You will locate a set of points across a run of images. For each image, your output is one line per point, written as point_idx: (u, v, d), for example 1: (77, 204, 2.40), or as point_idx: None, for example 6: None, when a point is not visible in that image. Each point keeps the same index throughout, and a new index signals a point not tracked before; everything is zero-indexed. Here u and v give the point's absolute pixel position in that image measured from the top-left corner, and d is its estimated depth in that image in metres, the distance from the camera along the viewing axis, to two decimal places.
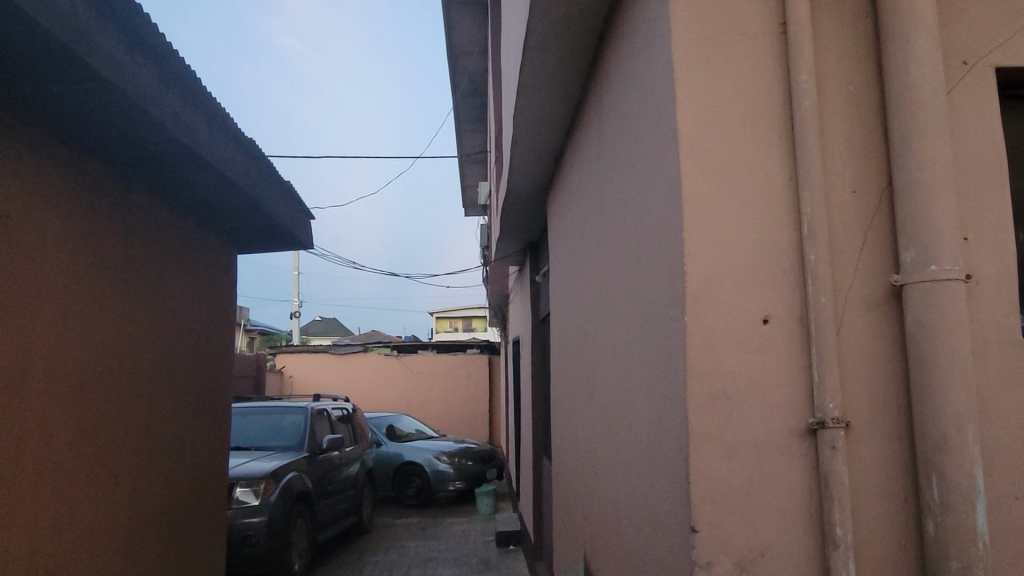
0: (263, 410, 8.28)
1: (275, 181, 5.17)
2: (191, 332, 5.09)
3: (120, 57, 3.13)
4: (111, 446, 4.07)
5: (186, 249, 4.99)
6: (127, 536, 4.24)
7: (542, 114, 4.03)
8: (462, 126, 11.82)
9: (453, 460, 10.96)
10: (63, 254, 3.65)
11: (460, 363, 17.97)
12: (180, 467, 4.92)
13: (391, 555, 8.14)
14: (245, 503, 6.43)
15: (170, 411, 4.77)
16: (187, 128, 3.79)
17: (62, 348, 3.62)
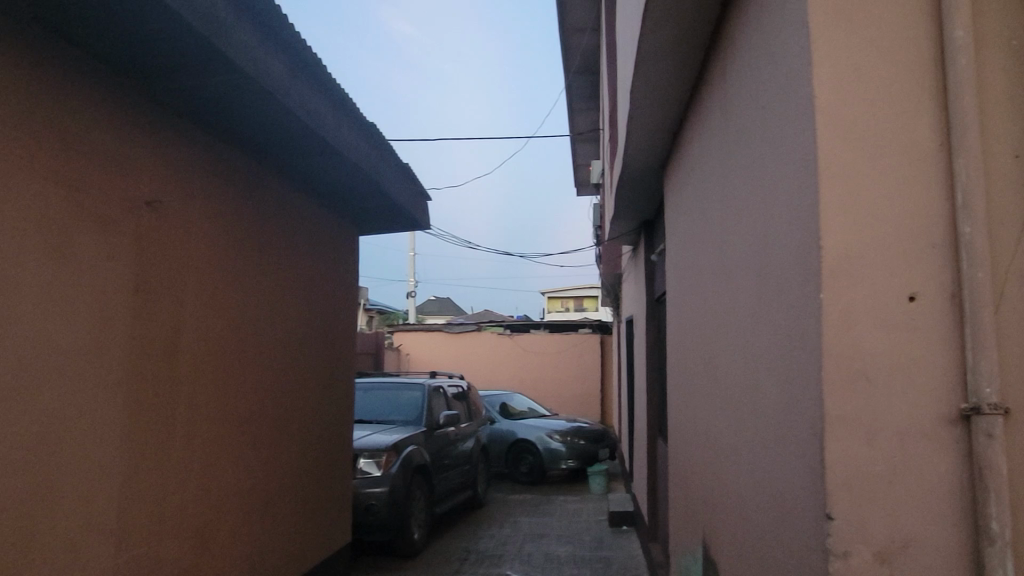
0: (384, 385, 8.63)
1: (395, 163, 5.32)
2: (320, 311, 5.36)
3: (255, 49, 3.30)
4: (251, 415, 4.38)
5: (315, 230, 5.25)
6: (265, 499, 4.56)
7: (662, 85, 3.90)
8: (573, 104, 11.73)
9: (566, 438, 11.02)
10: (208, 237, 3.92)
11: (572, 343, 17.97)
12: (311, 436, 5.22)
13: (505, 530, 8.31)
14: (369, 473, 6.75)
15: (302, 384, 5.07)
16: (314, 114, 3.96)
17: (206, 323, 3.91)
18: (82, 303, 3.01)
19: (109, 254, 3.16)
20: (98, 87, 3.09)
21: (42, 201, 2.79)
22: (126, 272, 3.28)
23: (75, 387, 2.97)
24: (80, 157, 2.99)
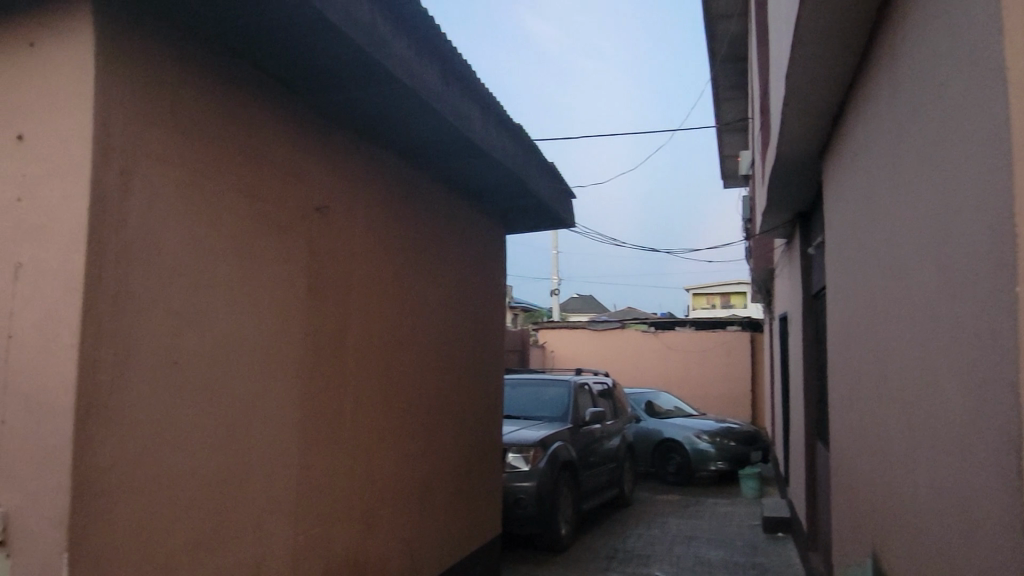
0: (530, 382, 8.78)
1: (540, 162, 5.40)
2: (471, 309, 5.54)
3: (410, 60, 3.47)
4: (409, 409, 4.61)
5: (465, 231, 5.43)
6: (423, 489, 4.79)
7: (821, 68, 3.69)
8: (719, 94, 11.34)
9: (715, 439, 10.70)
10: (370, 240, 4.17)
11: (719, 341, 17.40)
12: (463, 430, 5.41)
13: (653, 530, 8.20)
14: (517, 467, 6.90)
15: (455, 379, 5.27)
16: (465, 119, 4.10)
17: (369, 321, 4.16)
18: (263, 303, 3.30)
19: (285, 258, 3.45)
20: (274, 105, 3.38)
21: (229, 210, 3.10)
22: (299, 273, 3.56)
23: (257, 379, 3.26)
24: (259, 170, 3.28)
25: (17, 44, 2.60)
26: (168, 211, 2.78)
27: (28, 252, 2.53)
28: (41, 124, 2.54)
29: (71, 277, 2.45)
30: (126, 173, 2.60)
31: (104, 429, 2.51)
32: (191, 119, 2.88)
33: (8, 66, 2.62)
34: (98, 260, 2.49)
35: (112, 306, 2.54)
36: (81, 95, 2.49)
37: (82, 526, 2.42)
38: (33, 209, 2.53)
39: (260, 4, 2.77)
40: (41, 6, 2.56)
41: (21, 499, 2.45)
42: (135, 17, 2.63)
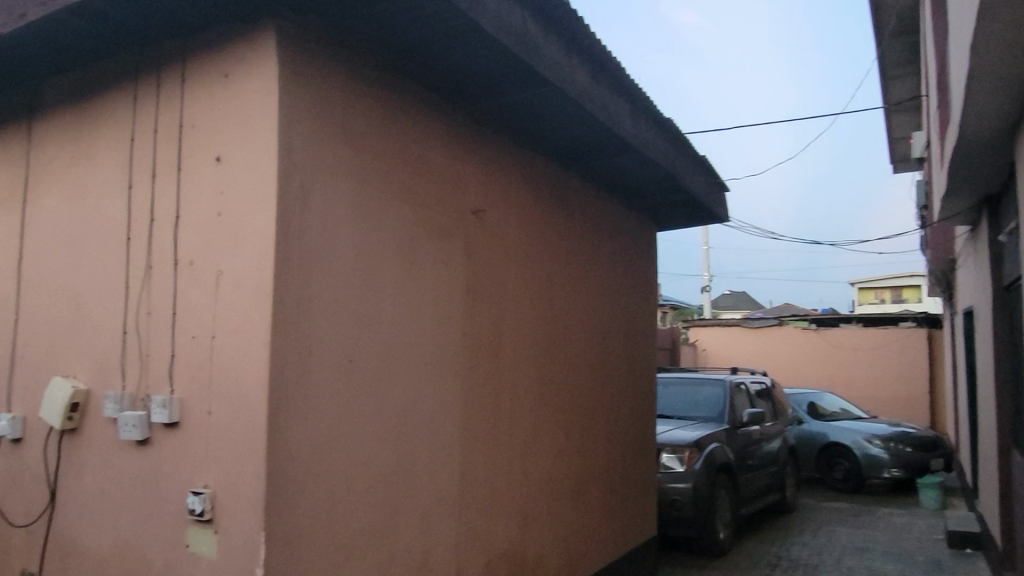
0: (684, 381, 8.58)
1: (692, 156, 5.26)
2: (623, 306, 5.51)
3: (561, 62, 3.51)
4: (563, 406, 4.66)
5: (615, 229, 5.41)
6: (577, 486, 4.82)
7: (1015, 33, 3.31)
8: (888, 71, 10.48)
9: (889, 444, 9.92)
10: (523, 242, 4.26)
11: (891, 338, 16.11)
12: (616, 429, 5.38)
13: (820, 539, 7.74)
14: (672, 468, 6.76)
15: (608, 377, 5.25)
16: (614, 116, 4.08)
17: (524, 320, 4.26)
18: (426, 304, 3.48)
19: (445, 261, 3.61)
20: (432, 115, 3.54)
21: (395, 217, 3.28)
22: (458, 276, 3.71)
23: (422, 376, 3.44)
24: (420, 178, 3.45)
25: (212, 74, 2.90)
26: (342, 221, 2.99)
27: (226, 261, 2.81)
28: (234, 144, 2.81)
29: (262, 283, 2.70)
30: (305, 188, 2.82)
31: (291, 421, 2.74)
32: (360, 133, 3.09)
33: (205, 94, 2.92)
34: (283, 266, 2.73)
35: (295, 308, 2.78)
36: (267, 116, 2.73)
37: (274, 509, 2.65)
38: (229, 222, 2.81)
39: (419, 20, 2.91)
40: (232, 38, 2.84)
41: (224, 484, 2.72)
42: (310, 43, 2.85)
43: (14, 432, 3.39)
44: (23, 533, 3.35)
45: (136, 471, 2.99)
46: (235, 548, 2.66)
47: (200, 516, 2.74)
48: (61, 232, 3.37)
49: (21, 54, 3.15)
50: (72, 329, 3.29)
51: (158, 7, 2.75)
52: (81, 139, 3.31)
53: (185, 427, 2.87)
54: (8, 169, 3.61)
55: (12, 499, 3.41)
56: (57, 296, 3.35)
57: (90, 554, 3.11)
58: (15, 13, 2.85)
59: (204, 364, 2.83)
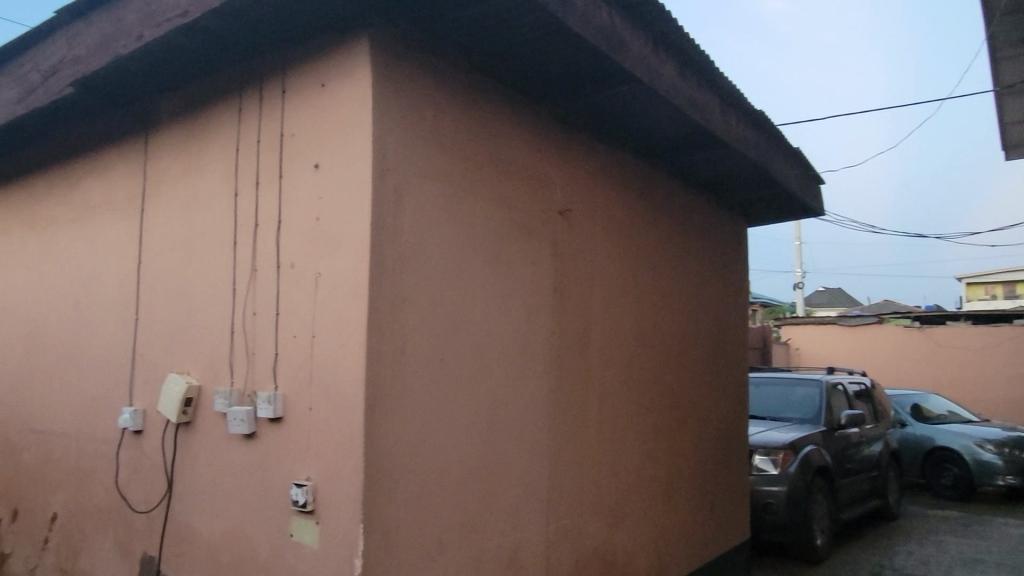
0: (777, 381, 8.31)
1: (785, 149, 5.09)
2: (712, 305, 5.39)
3: (648, 58, 3.47)
4: (652, 406, 4.61)
5: (704, 225, 5.30)
6: (667, 487, 4.76)
7: None
8: (999, 52, 9.82)
9: (1003, 450, 9.30)
10: (610, 240, 4.24)
11: (1005, 337, 15.08)
12: (707, 429, 5.27)
13: (926, 548, 7.34)
14: (765, 471, 6.57)
15: (697, 377, 5.15)
16: (702, 110, 4.01)
17: (611, 319, 4.24)
18: (514, 304, 3.52)
19: (533, 260, 3.64)
20: (519, 116, 3.58)
21: (483, 218, 3.34)
22: (546, 275, 3.73)
23: (511, 375, 3.48)
24: (508, 179, 3.49)
25: (310, 85, 3.03)
26: (433, 223, 3.07)
27: (324, 263, 2.93)
28: (331, 151, 2.93)
29: (359, 284, 2.80)
30: (399, 192, 2.91)
31: (386, 418, 2.83)
32: (449, 137, 3.15)
33: (304, 104, 3.05)
34: (378, 268, 2.82)
35: (390, 308, 2.87)
36: (362, 123, 2.83)
37: (372, 503, 2.75)
38: (327, 226, 2.93)
39: (506, 22, 2.95)
40: (329, 49, 2.96)
41: (325, 477, 2.84)
42: (402, 50, 2.94)
43: (135, 425, 3.65)
44: (144, 519, 3.60)
45: (244, 464, 3.17)
46: (336, 538, 2.77)
47: (303, 507, 2.87)
48: (174, 238, 3.59)
49: (138, 73, 3.38)
50: (185, 329, 3.51)
51: (261, 23, 2.89)
52: (191, 151, 3.53)
53: (288, 422, 3.01)
54: (127, 180, 3.88)
55: (133, 487, 3.67)
56: (172, 297, 3.58)
57: (203, 540, 3.31)
58: (133, 36, 3.06)
59: (306, 362, 2.97)
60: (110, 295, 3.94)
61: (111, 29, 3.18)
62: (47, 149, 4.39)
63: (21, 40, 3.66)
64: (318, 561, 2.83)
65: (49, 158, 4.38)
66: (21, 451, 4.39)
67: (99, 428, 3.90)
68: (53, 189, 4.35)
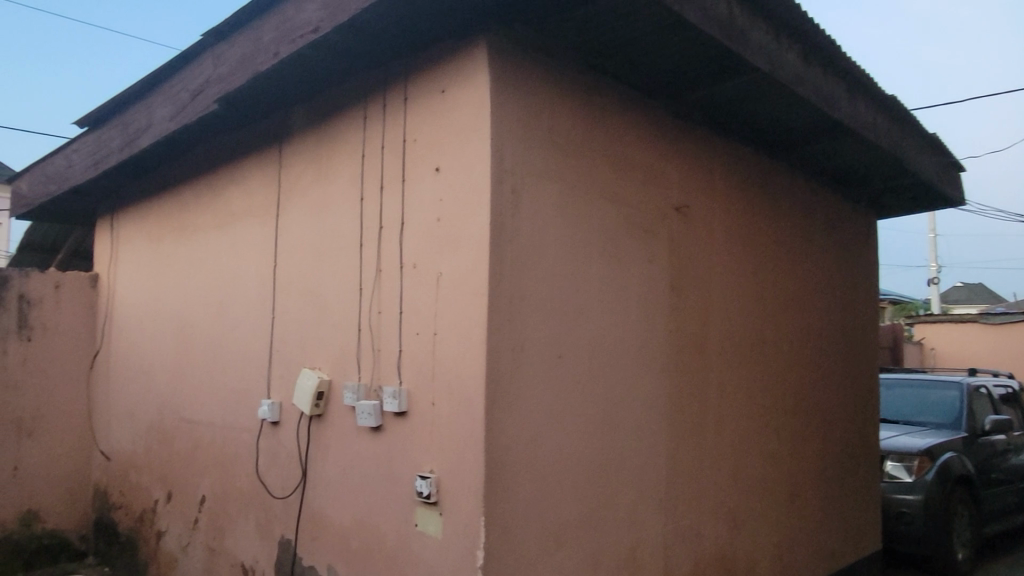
0: (911, 383, 7.81)
1: (920, 135, 4.77)
2: (839, 301, 5.13)
3: (769, 46, 3.35)
4: (773, 407, 4.45)
5: (828, 219, 5.06)
6: (791, 492, 4.58)
7: None
8: None
9: None
10: (728, 236, 4.13)
11: None
12: (833, 432, 5.02)
13: None
14: (898, 478, 6.21)
15: (822, 377, 4.92)
16: (828, 98, 3.82)
17: (730, 317, 4.12)
18: (631, 302, 3.49)
19: (649, 258, 3.60)
20: (633, 112, 3.55)
21: (599, 216, 3.34)
22: (662, 273, 3.68)
23: (628, 373, 3.46)
24: (623, 175, 3.48)
25: (431, 91, 3.14)
26: (550, 222, 3.10)
27: (445, 263, 3.02)
28: (451, 154, 3.02)
29: (478, 283, 2.87)
30: (516, 192, 2.96)
31: (506, 414, 2.88)
32: (565, 136, 3.18)
33: (425, 109, 3.16)
34: (497, 266, 2.88)
35: (509, 306, 2.92)
36: (480, 125, 2.90)
37: (492, 497, 2.80)
38: (447, 227, 3.02)
39: (622, 18, 2.93)
40: (448, 55, 3.05)
41: (448, 470, 2.93)
42: (518, 53, 2.99)
43: (272, 416, 3.91)
44: (281, 504, 3.85)
45: (372, 455, 3.32)
46: (459, 529, 2.85)
47: (428, 498, 2.97)
48: (306, 242, 3.82)
49: (274, 88, 3.62)
50: (316, 327, 3.71)
51: (386, 34, 3.03)
52: (321, 158, 3.74)
53: (412, 416, 3.12)
54: (264, 188, 4.17)
55: (271, 474, 3.93)
56: (304, 298, 3.81)
57: (335, 526, 3.50)
58: (270, 53, 3.29)
59: (428, 358, 3.07)
60: (250, 295, 4.23)
61: (251, 48, 3.43)
62: (195, 162, 4.78)
63: (173, 62, 4.00)
64: (441, 551, 2.93)
65: (197, 170, 4.76)
66: (174, 439, 4.81)
67: (241, 419, 4.20)
68: (200, 199, 4.73)
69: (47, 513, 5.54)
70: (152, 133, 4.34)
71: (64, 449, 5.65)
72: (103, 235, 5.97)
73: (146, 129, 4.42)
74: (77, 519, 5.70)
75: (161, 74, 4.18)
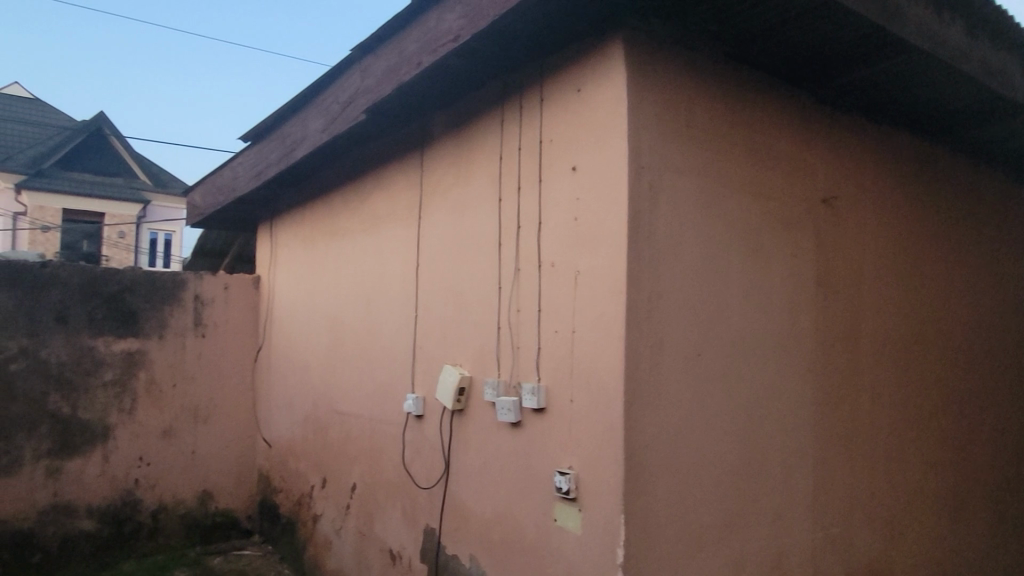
0: None
1: None
2: (1010, 296, 4.69)
3: (930, 23, 3.10)
4: (935, 412, 4.13)
5: (996, 206, 4.64)
6: (955, 504, 4.23)
7: None
8: None
9: None
10: (880, 228, 3.89)
11: None
12: (1005, 440, 4.59)
13: None
14: None
15: (992, 379, 4.51)
16: (999, 74, 3.49)
17: (884, 314, 3.87)
18: (775, 300, 3.36)
19: (794, 253, 3.45)
20: (774, 102, 3.43)
21: (740, 211, 3.24)
22: (808, 268, 3.52)
23: (772, 373, 3.33)
24: (765, 168, 3.36)
25: (567, 91, 3.17)
26: (689, 219, 3.05)
27: (583, 261, 3.03)
28: (588, 153, 3.04)
29: (616, 280, 2.86)
30: (654, 189, 2.92)
31: (645, 413, 2.86)
32: (703, 131, 3.11)
33: (562, 108, 3.19)
34: (635, 264, 2.86)
35: (647, 305, 2.89)
36: (617, 122, 2.89)
37: (632, 495, 2.79)
38: (585, 225, 3.03)
39: (764, 5, 2.82)
40: (584, 55, 3.08)
41: (588, 467, 2.94)
42: (654, 49, 2.96)
43: (417, 410, 4.10)
44: (425, 494, 4.03)
45: (511, 449, 3.40)
46: (598, 526, 2.87)
47: (567, 493, 3.00)
48: (447, 242, 3.97)
49: (416, 96, 3.79)
50: (457, 325, 3.85)
51: (523, 38, 3.09)
52: (460, 161, 3.87)
53: (552, 413, 3.17)
54: (406, 192, 4.37)
55: (416, 465, 4.12)
56: (445, 297, 3.96)
57: (476, 517, 3.61)
58: (413, 63, 3.45)
59: (566, 355, 3.11)
60: (394, 294, 4.46)
61: (396, 59, 3.61)
62: (343, 170, 5.09)
63: (325, 77, 4.29)
64: (581, 547, 2.95)
65: (345, 177, 5.08)
66: (327, 429, 5.14)
67: (388, 411, 4.43)
68: (348, 204, 5.04)
69: (218, 493, 6.09)
70: (307, 144, 4.68)
71: (232, 436, 6.20)
72: (264, 239, 6.49)
73: (301, 140, 4.76)
74: (245, 500, 6.23)
75: (314, 89, 4.49)
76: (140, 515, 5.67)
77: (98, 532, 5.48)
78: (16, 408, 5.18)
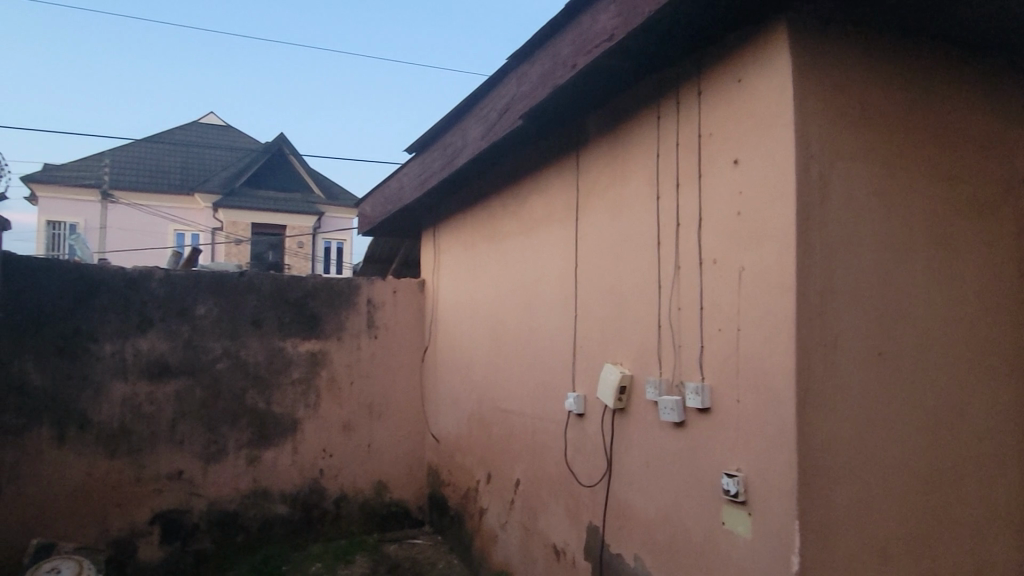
0: None
1: None
2: None
3: None
4: None
5: None
6: None
7: None
8: None
9: None
10: None
11: None
12: None
13: None
14: None
15: None
16: None
17: None
18: (968, 292, 3.07)
19: (991, 241, 3.14)
20: (961, 76, 3.13)
21: (926, 198, 2.99)
22: (1008, 257, 3.18)
23: (967, 373, 3.05)
24: (954, 150, 3.08)
25: (727, 82, 3.08)
26: (866, 209, 2.86)
27: (748, 257, 2.93)
28: (751, 145, 2.93)
29: (784, 276, 2.74)
30: (824, 179, 2.77)
31: (821, 416, 2.71)
32: (880, 113, 2.91)
33: (722, 100, 3.11)
34: (806, 258, 2.72)
35: (820, 301, 2.74)
36: (783, 111, 2.77)
37: (807, 501, 2.66)
38: (749, 220, 2.93)
39: None
40: (744, 45, 2.98)
41: (758, 470, 2.84)
42: (821, 31, 2.80)
43: (578, 409, 4.14)
44: (588, 492, 4.06)
45: (675, 450, 3.35)
46: (770, 532, 2.76)
47: (735, 496, 2.92)
48: (605, 242, 3.99)
49: (572, 98, 3.84)
50: (616, 324, 3.86)
51: (680, 32, 3.05)
52: (616, 160, 3.87)
53: (718, 413, 3.09)
54: (563, 194, 4.44)
55: (579, 463, 4.17)
56: (605, 296, 3.98)
57: (640, 517, 3.60)
58: (569, 66, 3.51)
59: (732, 354, 3.01)
60: (553, 294, 4.54)
61: (552, 64, 3.68)
62: (501, 175, 5.26)
63: (484, 86, 4.45)
64: (752, 552, 2.86)
65: (503, 182, 5.24)
66: (491, 426, 5.33)
67: (549, 410, 4.52)
68: (507, 208, 5.19)
69: (392, 485, 6.49)
70: (467, 152, 4.88)
71: (403, 432, 6.57)
72: (427, 245, 6.84)
73: (462, 148, 4.98)
74: (416, 492, 6.60)
75: (474, 98, 4.68)
76: (325, 503, 6.17)
77: (290, 516, 6.02)
78: (222, 402, 5.82)
